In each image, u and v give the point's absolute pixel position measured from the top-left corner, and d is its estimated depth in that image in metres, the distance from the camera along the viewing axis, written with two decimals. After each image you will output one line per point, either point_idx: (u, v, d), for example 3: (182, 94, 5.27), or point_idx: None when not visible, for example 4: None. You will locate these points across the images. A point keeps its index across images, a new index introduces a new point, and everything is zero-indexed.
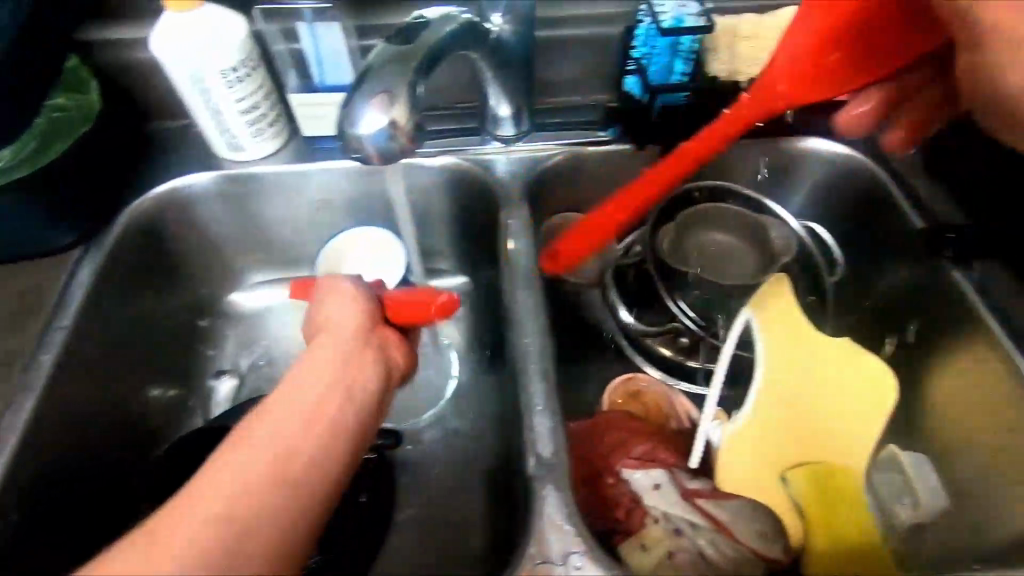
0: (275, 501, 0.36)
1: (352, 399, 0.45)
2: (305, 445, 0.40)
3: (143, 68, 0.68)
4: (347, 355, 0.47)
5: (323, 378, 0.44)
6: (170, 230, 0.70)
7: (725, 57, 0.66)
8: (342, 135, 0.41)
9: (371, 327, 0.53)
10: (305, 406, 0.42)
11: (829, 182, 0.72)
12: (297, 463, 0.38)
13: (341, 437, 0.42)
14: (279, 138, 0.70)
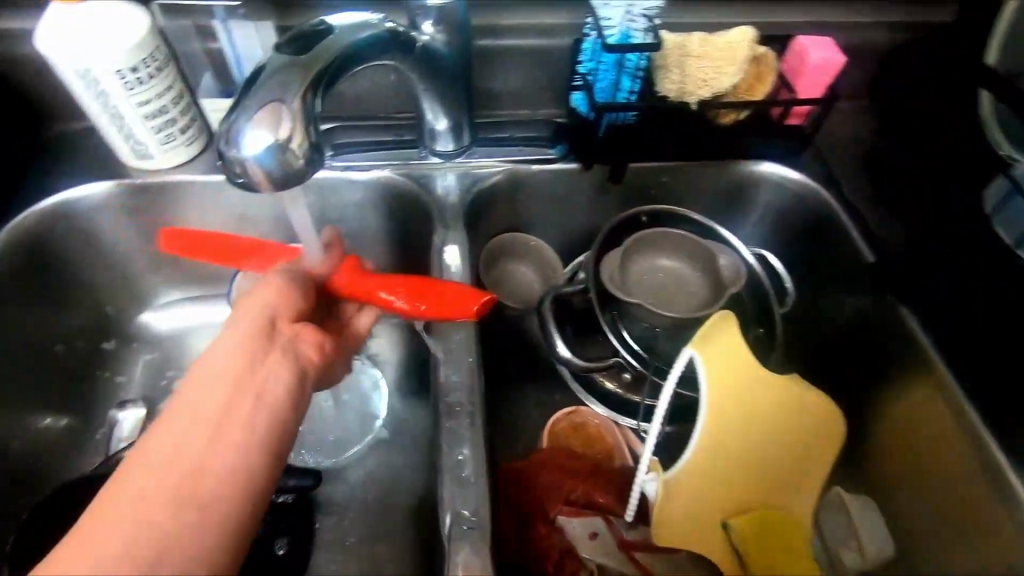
0: (175, 544, 0.31)
1: (258, 412, 0.38)
2: (199, 486, 0.33)
3: (35, 64, 0.61)
4: (252, 354, 0.40)
5: (220, 388, 0.38)
6: (65, 244, 0.63)
7: (676, 75, 0.60)
8: (223, 156, 0.36)
9: (283, 318, 0.45)
10: (206, 423, 0.36)
11: (782, 207, 0.69)
12: (188, 514, 0.32)
13: (254, 452, 0.36)
14: (194, 146, 0.64)
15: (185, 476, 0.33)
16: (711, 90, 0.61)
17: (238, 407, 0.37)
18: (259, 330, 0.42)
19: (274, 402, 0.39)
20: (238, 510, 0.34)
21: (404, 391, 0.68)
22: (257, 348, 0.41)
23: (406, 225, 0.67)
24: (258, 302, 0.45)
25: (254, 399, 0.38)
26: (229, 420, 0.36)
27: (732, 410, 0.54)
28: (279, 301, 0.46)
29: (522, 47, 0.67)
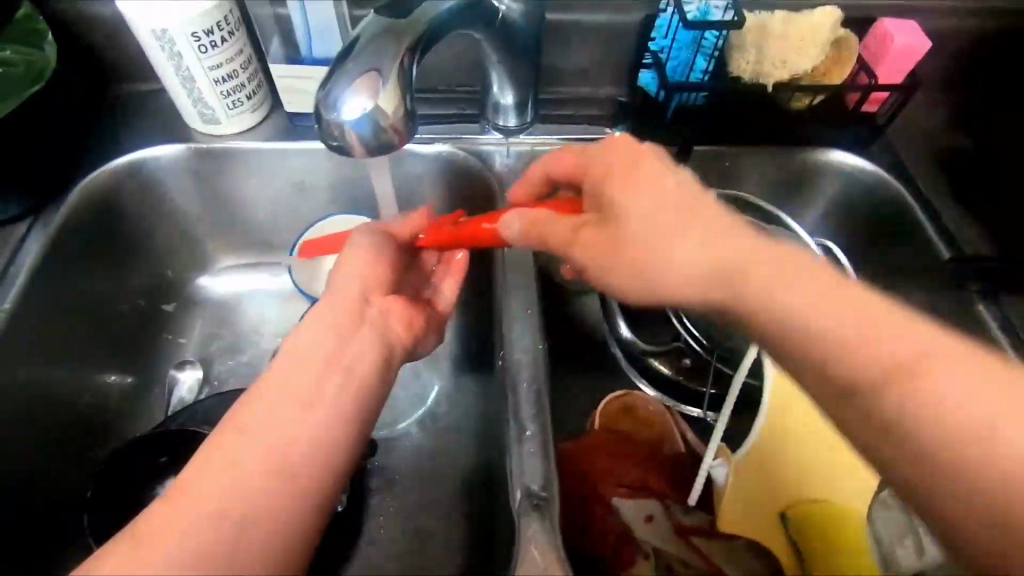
0: (269, 503, 0.32)
1: (347, 385, 0.38)
2: (293, 448, 0.34)
3: (107, 24, 0.61)
4: (349, 336, 0.41)
5: (315, 363, 0.39)
6: (132, 205, 0.63)
7: (753, 56, 0.58)
8: (318, 119, 0.36)
9: (370, 297, 0.46)
10: (302, 392, 0.37)
11: (849, 198, 0.67)
12: (282, 475, 0.33)
13: (343, 424, 0.37)
14: (259, 112, 0.64)
15: (279, 448, 0.34)
16: (788, 73, 0.59)
17: (331, 379, 0.38)
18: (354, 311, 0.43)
19: (363, 377, 0.40)
20: (325, 485, 0.35)
21: (454, 367, 0.68)
22: (350, 331, 0.42)
23: (465, 200, 0.67)
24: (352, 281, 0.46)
25: (344, 378, 0.39)
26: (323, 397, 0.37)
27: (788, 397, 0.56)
28: (370, 277, 0.47)
29: (590, 24, 0.65)
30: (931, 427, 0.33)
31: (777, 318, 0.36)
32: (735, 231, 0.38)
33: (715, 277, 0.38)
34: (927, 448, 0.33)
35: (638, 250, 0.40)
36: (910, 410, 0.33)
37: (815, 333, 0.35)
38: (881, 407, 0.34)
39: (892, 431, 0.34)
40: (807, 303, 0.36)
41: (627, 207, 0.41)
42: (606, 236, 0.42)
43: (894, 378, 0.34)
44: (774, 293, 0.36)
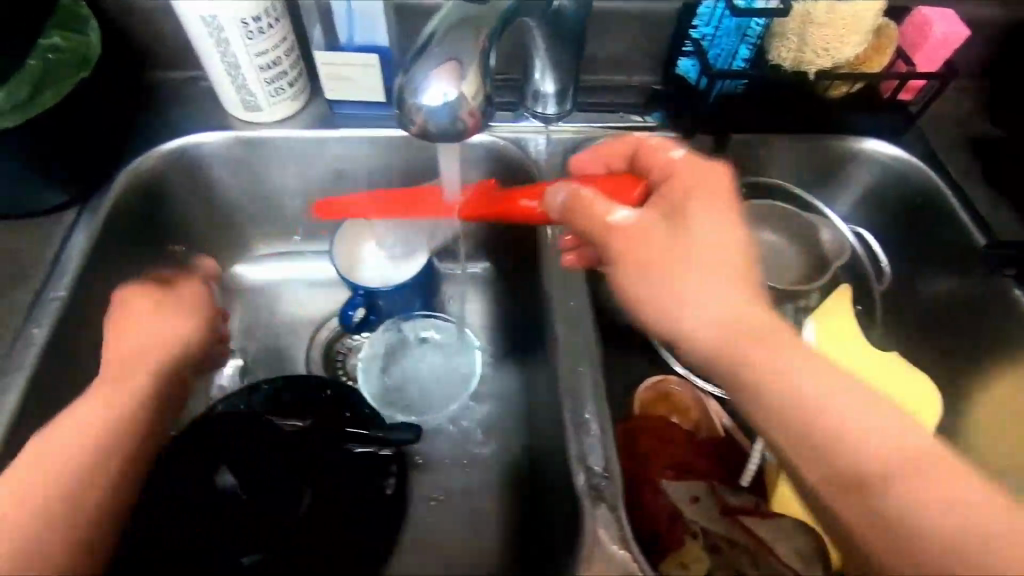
0: (49, 529, 0.41)
1: (132, 428, 0.47)
2: (50, 480, 0.43)
3: (145, 10, 0.61)
4: (136, 360, 0.51)
5: (99, 407, 0.47)
6: (172, 193, 0.63)
7: (794, 43, 0.59)
8: (400, 106, 0.36)
9: (154, 361, 0.51)
10: (82, 429, 0.45)
11: (880, 186, 0.68)
12: (36, 491, 0.42)
13: (106, 469, 0.44)
14: (299, 100, 0.64)
15: (58, 459, 0.44)
16: (830, 60, 0.60)
17: (126, 425, 0.47)
18: (148, 350, 0.52)
19: (149, 434, 0.48)
20: (77, 522, 0.42)
21: (493, 354, 0.69)
22: (139, 359, 0.51)
23: (503, 189, 0.67)
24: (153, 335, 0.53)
25: (143, 433, 0.48)
26: (115, 425, 0.46)
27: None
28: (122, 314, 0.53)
29: (628, 12, 0.65)
30: (882, 483, 0.37)
31: (753, 356, 0.41)
32: (739, 289, 0.42)
33: (720, 322, 0.42)
34: (882, 505, 0.36)
35: (653, 268, 0.44)
36: (860, 467, 0.38)
37: (792, 387, 0.40)
38: (835, 460, 0.38)
39: (847, 483, 0.38)
40: (800, 362, 0.40)
41: (668, 241, 0.44)
42: (647, 256, 0.44)
43: (839, 432, 0.38)
44: (761, 338, 0.41)
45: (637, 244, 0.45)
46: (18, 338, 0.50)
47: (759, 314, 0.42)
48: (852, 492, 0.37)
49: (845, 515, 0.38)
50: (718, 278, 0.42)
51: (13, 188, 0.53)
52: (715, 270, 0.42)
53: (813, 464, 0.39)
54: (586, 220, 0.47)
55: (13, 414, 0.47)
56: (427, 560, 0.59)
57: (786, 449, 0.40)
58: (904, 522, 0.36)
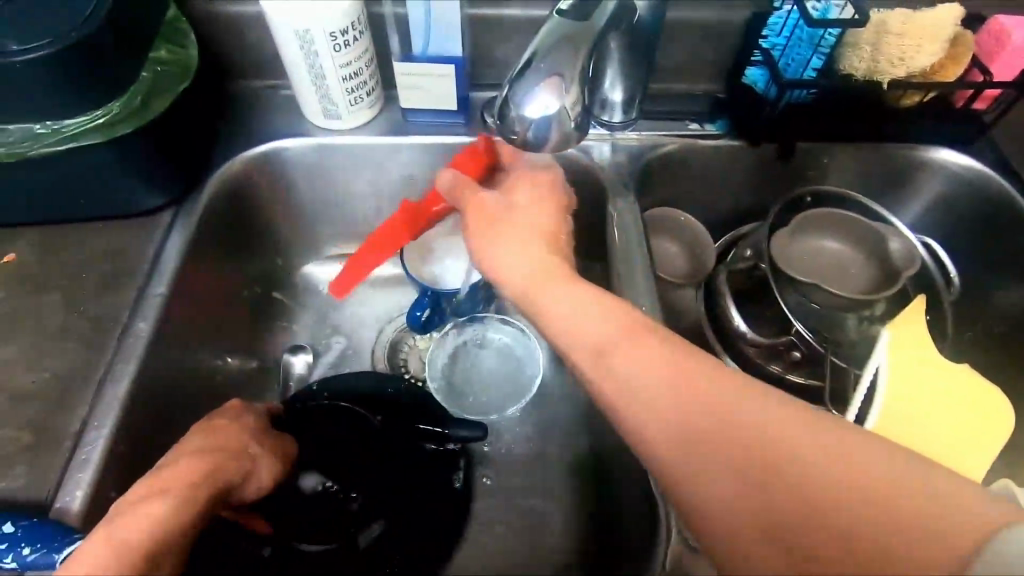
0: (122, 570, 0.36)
1: (203, 483, 0.44)
2: (136, 528, 0.38)
3: (234, 23, 0.64)
4: (201, 460, 0.46)
5: (186, 464, 0.45)
6: (252, 196, 0.67)
7: (868, 53, 0.59)
8: (504, 115, 0.40)
9: (235, 444, 0.50)
10: (173, 477, 0.43)
11: (948, 195, 0.68)
12: (120, 542, 0.37)
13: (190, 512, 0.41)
14: (374, 108, 0.66)
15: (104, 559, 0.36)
16: (905, 70, 0.60)
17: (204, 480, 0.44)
18: (225, 458, 0.48)
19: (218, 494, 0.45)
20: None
21: (553, 356, 0.71)
22: (205, 458, 0.46)
23: None
24: (237, 445, 0.50)
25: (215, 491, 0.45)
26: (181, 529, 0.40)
27: (904, 393, 0.54)
28: (213, 425, 0.51)
29: (695, 21, 0.66)
30: (725, 444, 0.34)
31: (546, 308, 0.43)
32: (551, 252, 0.46)
33: (521, 271, 0.45)
34: (765, 463, 0.33)
35: (499, 226, 0.48)
36: (705, 433, 0.34)
37: (576, 330, 0.41)
38: (682, 433, 0.35)
39: (702, 447, 0.34)
40: (530, 267, 0.45)
41: (502, 210, 0.49)
42: (484, 222, 0.49)
43: (661, 391, 0.37)
44: (552, 283, 0.44)
45: (500, 212, 0.49)
46: (124, 332, 0.53)
47: (628, 320, 0.41)
48: (683, 446, 0.35)
49: (729, 493, 0.33)
50: (526, 247, 0.47)
51: (119, 191, 0.57)
52: (525, 237, 0.47)
53: (680, 439, 0.35)
54: (472, 209, 0.50)
55: (120, 404, 0.50)
56: (493, 554, 0.61)
57: (650, 436, 0.36)
58: (800, 493, 0.31)
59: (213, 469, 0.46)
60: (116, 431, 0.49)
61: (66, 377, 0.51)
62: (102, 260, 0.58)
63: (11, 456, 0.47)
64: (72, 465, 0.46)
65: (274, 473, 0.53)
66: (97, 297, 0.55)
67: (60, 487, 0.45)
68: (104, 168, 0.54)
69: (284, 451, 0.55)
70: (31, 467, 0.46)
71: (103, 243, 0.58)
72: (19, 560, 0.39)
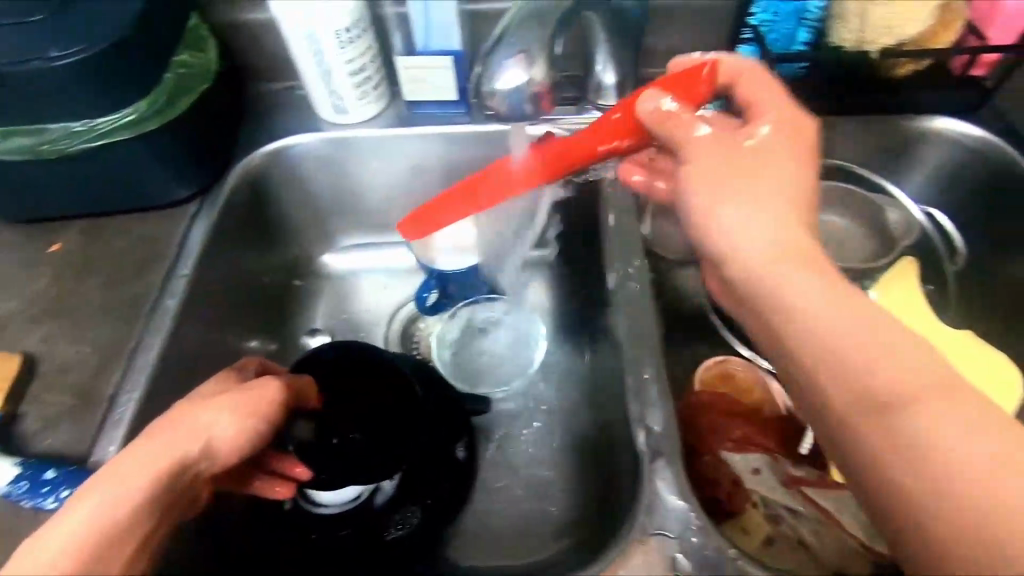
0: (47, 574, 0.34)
1: (140, 474, 0.39)
2: (63, 532, 0.36)
3: (252, 30, 0.70)
4: (145, 457, 0.40)
5: (131, 451, 0.41)
6: (271, 189, 0.72)
7: (854, 24, 0.60)
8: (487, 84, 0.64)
9: (195, 410, 0.44)
10: (107, 471, 0.39)
11: (955, 165, 0.67)
12: (42, 553, 0.35)
13: (121, 505, 0.38)
14: (381, 102, 0.71)
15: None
16: (894, 40, 0.60)
17: (143, 471, 0.40)
18: (172, 442, 0.42)
19: (163, 480, 0.40)
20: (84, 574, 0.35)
21: (558, 337, 0.73)
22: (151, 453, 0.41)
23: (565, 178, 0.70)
24: (195, 421, 0.43)
25: (159, 475, 0.40)
26: (100, 545, 0.36)
27: None
28: (198, 393, 0.46)
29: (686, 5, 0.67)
30: (882, 382, 0.34)
31: (794, 329, 0.38)
32: (820, 274, 0.39)
33: (816, 313, 0.37)
34: (921, 458, 0.32)
35: (733, 180, 0.43)
36: (960, 475, 0.31)
37: (834, 339, 0.36)
38: (987, 422, 0.33)
39: (891, 446, 0.33)
40: (832, 303, 0.37)
41: (735, 151, 0.44)
42: (706, 166, 0.44)
43: (862, 349, 0.35)
44: (800, 263, 0.40)
45: (720, 173, 0.44)
46: (153, 310, 0.59)
47: (879, 315, 0.37)
48: (881, 432, 0.34)
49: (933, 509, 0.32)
50: (762, 207, 0.42)
51: (148, 184, 0.62)
52: (748, 196, 0.42)
53: (887, 440, 0.33)
54: (692, 146, 0.46)
55: (149, 372, 0.55)
56: (496, 521, 0.64)
57: (905, 480, 0.33)
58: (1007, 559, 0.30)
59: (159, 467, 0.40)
60: (142, 399, 0.53)
61: (103, 350, 0.56)
62: (135, 248, 0.63)
63: (57, 417, 0.53)
64: (107, 424, 0.52)
65: (241, 433, 0.45)
66: (131, 279, 0.61)
67: (95, 445, 0.51)
68: (134, 162, 0.59)
69: (259, 405, 0.46)
70: (72, 426, 0.52)
71: (135, 232, 0.64)
72: (60, 500, 0.45)
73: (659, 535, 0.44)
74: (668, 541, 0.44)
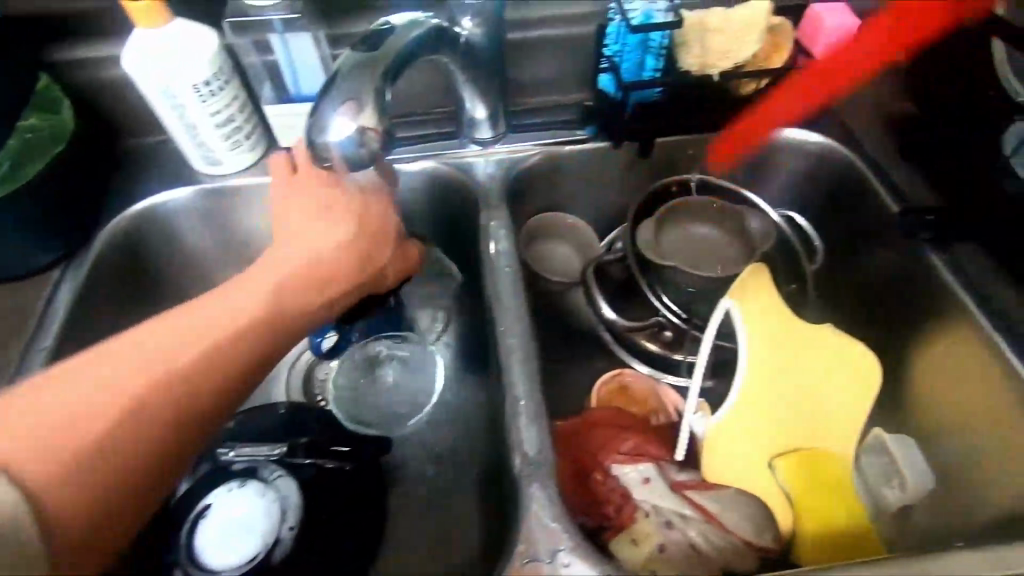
0: (234, 344, 0.45)
1: (296, 285, 0.52)
2: (237, 321, 0.47)
3: (114, 85, 0.68)
4: (286, 268, 0.52)
5: (289, 266, 0.52)
6: (147, 246, 0.69)
7: (697, 49, 0.64)
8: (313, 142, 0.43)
9: (351, 252, 0.56)
10: (277, 277, 0.51)
11: (808, 171, 0.72)
12: (228, 328, 0.46)
13: (284, 313, 0.50)
14: (257, 150, 0.70)
15: (165, 345, 0.43)
16: (731, 62, 0.65)
17: (300, 287, 0.52)
18: (333, 263, 0.54)
19: (315, 299, 0.53)
20: (255, 352, 0.47)
21: (459, 368, 0.74)
22: (306, 269, 0.53)
23: (449, 210, 0.72)
24: (356, 258, 0.56)
25: (304, 292, 0.52)
26: (269, 333, 0.48)
27: (760, 389, 0.59)
28: (375, 217, 0.58)
29: (549, 37, 0.70)
30: None
31: None
32: None
33: None
34: None
35: None
36: None
37: None
38: None
39: None
40: None
41: None
42: None
43: None
44: None
45: None
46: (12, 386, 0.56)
47: None
48: None
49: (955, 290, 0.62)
50: None
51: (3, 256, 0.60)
52: None
53: None
54: None
55: None
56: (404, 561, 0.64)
57: None
58: None
59: (310, 276, 0.53)
60: None
61: None
62: None
63: None
64: None
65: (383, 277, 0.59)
66: None
67: None
68: None
69: (377, 226, 0.58)
70: None
71: None
72: None
73: (533, 562, 0.45)
74: (541, 567, 0.45)
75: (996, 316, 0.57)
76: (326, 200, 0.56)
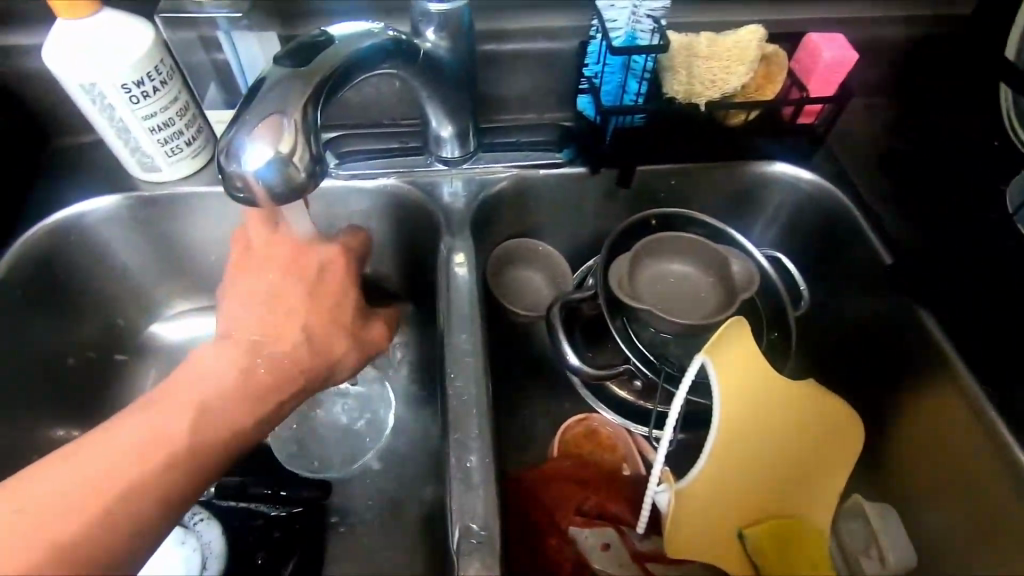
0: (140, 477, 0.41)
1: (233, 394, 0.47)
2: (153, 447, 0.42)
3: (43, 78, 0.61)
4: (229, 365, 0.48)
5: (231, 362, 0.49)
6: (70, 259, 0.63)
7: (684, 76, 0.59)
8: (231, 171, 0.41)
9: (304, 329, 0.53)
10: (210, 385, 0.47)
11: (797, 210, 0.68)
12: (138, 457, 0.41)
13: (214, 426, 0.45)
14: (201, 158, 0.63)
15: (55, 499, 0.39)
16: (718, 92, 0.59)
17: (235, 392, 0.47)
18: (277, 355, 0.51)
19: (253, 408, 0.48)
20: (169, 483, 0.42)
21: (414, 404, 0.68)
22: (251, 365, 0.49)
23: (411, 233, 0.66)
24: (308, 340, 0.52)
25: (238, 399, 0.47)
26: (182, 460, 0.42)
27: (732, 453, 0.52)
28: (317, 307, 0.54)
29: (528, 51, 0.65)
30: None
31: None
32: None
33: None
34: None
35: None
36: None
37: None
38: None
39: None
40: None
41: None
42: None
43: None
44: None
45: None
46: None
47: None
48: None
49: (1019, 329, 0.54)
50: None
51: None
52: None
53: None
54: None
55: None
56: None
57: None
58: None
59: (237, 386, 0.47)
60: None
61: None
62: None
63: None
64: None
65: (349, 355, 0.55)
66: None
67: None
68: None
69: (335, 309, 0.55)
70: None
71: None
72: None
73: None
74: None
75: (992, 384, 0.52)
76: (265, 291, 0.54)
